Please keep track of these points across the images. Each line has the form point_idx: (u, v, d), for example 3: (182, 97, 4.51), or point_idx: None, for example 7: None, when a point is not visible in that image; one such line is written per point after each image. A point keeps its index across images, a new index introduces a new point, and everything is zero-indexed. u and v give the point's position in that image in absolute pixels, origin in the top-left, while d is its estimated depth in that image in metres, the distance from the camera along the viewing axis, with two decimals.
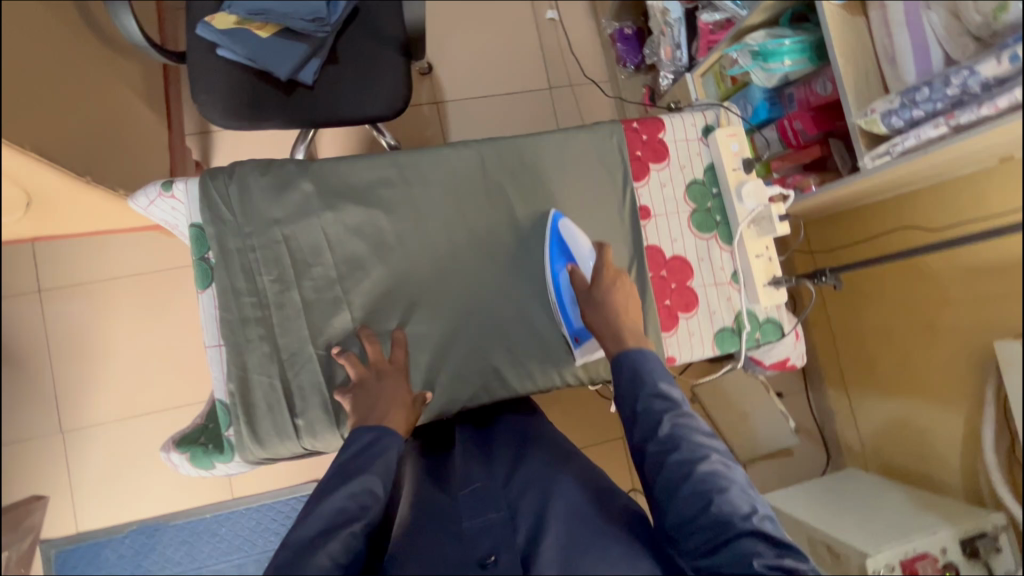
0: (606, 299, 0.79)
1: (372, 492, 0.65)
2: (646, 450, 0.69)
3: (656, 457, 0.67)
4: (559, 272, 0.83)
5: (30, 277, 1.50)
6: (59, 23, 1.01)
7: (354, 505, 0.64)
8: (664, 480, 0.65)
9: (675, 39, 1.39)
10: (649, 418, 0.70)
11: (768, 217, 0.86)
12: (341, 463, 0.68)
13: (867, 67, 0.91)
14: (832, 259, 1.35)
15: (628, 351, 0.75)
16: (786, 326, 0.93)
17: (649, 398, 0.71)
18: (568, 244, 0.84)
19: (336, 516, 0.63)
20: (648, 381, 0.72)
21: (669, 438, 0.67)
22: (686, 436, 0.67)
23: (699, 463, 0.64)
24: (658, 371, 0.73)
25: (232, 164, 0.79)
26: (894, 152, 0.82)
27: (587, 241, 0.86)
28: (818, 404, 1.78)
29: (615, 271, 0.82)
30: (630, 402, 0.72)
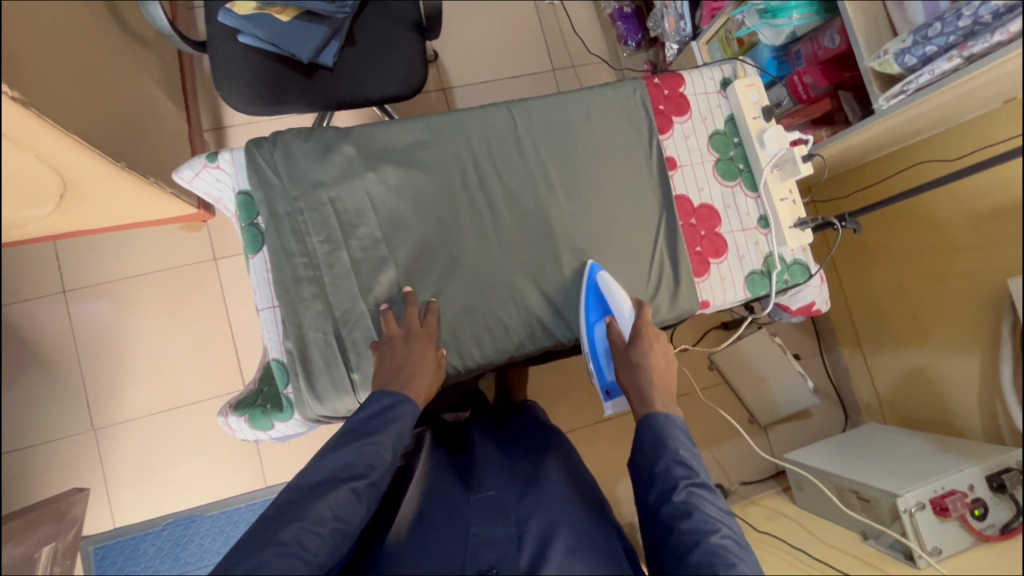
0: (639, 359, 0.79)
1: (378, 456, 0.65)
2: (659, 513, 0.65)
3: (668, 522, 0.63)
4: (596, 327, 0.86)
5: (55, 278, 1.51)
6: (87, 14, 1.03)
7: (361, 463, 0.64)
8: (673, 545, 0.61)
9: (678, 10, 1.43)
10: (666, 479, 0.66)
11: (791, 160, 0.90)
12: (356, 422, 0.68)
13: (876, 13, 0.95)
14: (847, 204, 1.37)
15: (654, 415, 0.73)
16: (811, 267, 0.97)
17: (669, 462, 0.68)
18: (606, 298, 0.85)
19: (341, 470, 0.63)
20: (669, 446, 0.69)
21: (684, 503, 0.63)
22: (700, 505, 0.63)
23: (710, 534, 0.60)
24: (681, 438, 0.70)
25: (274, 133, 0.82)
26: (908, 90, 0.86)
27: (627, 296, 0.86)
28: (833, 365, 1.81)
29: (653, 330, 0.82)
30: (649, 461, 0.69)
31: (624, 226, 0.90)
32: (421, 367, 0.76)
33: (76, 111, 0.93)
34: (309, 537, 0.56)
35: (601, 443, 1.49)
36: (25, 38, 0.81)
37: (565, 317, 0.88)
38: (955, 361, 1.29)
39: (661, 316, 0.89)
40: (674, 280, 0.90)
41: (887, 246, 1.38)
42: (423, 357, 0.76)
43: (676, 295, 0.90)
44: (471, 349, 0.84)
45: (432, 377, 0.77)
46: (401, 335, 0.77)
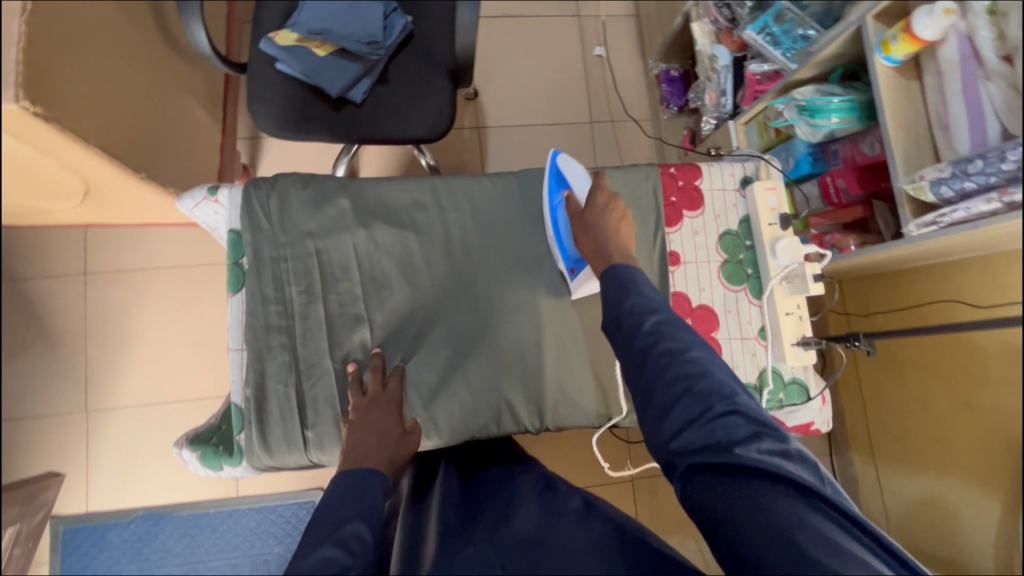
0: (598, 222, 0.79)
1: (360, 538, 0.58)
2: (629, 345, 0.65)
3: (641, 349, 0.64)
4: (557, 202, 0.83)
5: (79, 260, 1.57)
6: (137, 31, 1.08)
7: (344, 553, 0.55)
8: (649, 370, 0.63)
9: (720, 86, 1.38)
10: (632, 317, 0.66)
11: (801, 275, 0.84)
12: (323, 511, 0.60)
13: (919, 131, 0.89)
14: (867, 323, 1.28)
15: (615, 263, 0.72)
16: (812, 389, 0.90)
17: (632, 297, 0.68)
18: (564, 174, 0.84)
19: (325, 566, 0.52)
20: (635, 284, 0.69)
21: (654, 330, 0.65)
22: (670, 329, 0.65)
23: (682, 353, 0.63)
24: (644, 276, 0.70)
25: (275, 175, 0.82)
26: (941, 223, 0.80)
27: (582, 168, 0.87)
28: (841, 467, 1.64)
29: (608, 196, 0.82)
30: (617, 300, 0.69)
31: None
32: (381, 430, 0.74)
33: (104, 123, 0.96)
34: None
35: None
36: (62, 54, 0.85)
37: (535, 404, 0.84)
38: (974, 500, 1.16)
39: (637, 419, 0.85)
40: None
41: (915, 361, 1.28)
42: (377, 427, 0.74)
43: None
44: (437, 424, 0.81)
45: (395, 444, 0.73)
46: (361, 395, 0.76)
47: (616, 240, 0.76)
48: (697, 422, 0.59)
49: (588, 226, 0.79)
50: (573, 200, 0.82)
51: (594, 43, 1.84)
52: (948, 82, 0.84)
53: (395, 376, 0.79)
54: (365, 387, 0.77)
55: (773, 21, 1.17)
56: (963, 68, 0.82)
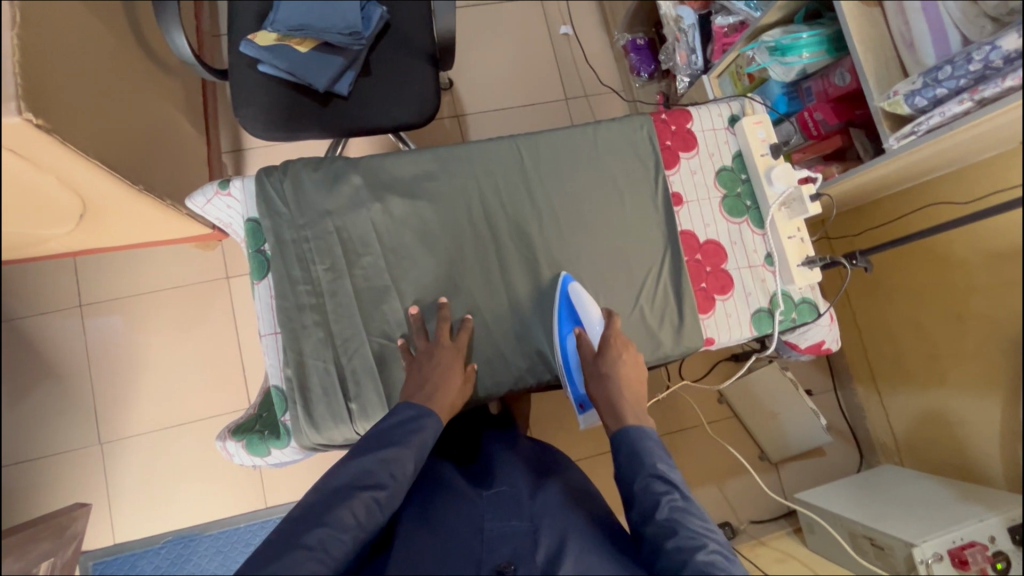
0: (611, 370, 0.80)
1: (401, 464, 0.66)
2: (644, 532, 0.66)
3: (653, 542, 0.64)
4: (567, 336, 0.84)
5: (73, 292, 1.54)
6: (119, 47, 1.08)
7: (383, 473, 0.65)
8: (661, 562, 0.62)
9: (689, 44, 1.43)
10: (647, 498, 0.67)
11: (799, 198, 0.89)
12: (377, 432, 0.69)
13: (885, 53, 0.95)
14: (847, 246, 1.37)
15: (628, 428, 0.74)
16: (820, 306, 0.95)
17: (647, 478, 0.69)
18: (577, 311, 0.85)
19: (363, 477, 0.64)
20: (647, 462, 0.70)
21: (667, 522, 0.64)
22: (684, 521, 0.64)
23: (696, 551, 0.60)
24: (657, 452, 0.71)
25: (284, 162, 0.83)
26: (919, 131, 0.85)
27: (597, 307, 0.86)
28: (847, 401, 1.70)
29: (622, 341, 0.82)
30: (628, 479, 0.70)
31: (627, 261, 0.90)
32: (445, 381, 0.77)
33: (99, 136, 0.95)
34: (332, 542, 0.58)
35: (610, 475, 1.42)
36: (52, 65, 0.84)
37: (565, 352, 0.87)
38: (972, 405, 1.20)
39: (665, 352, 0.88)
40: (678, 315, 0.89)
41: (903, 284, 1.30)
42: (438, 377, 0.77)
43: (680, 332, 0.89)
44: (476, 380, 0.84)
45: (452, 384, 0.77)
46: (425, 346, 0.80)
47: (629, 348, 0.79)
48: None
49: (599, 369, 0.81)
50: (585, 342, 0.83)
51: (559, 22, 1.88)
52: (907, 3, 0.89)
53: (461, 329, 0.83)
54: (426, 330, 0.81)
55: None
56: None
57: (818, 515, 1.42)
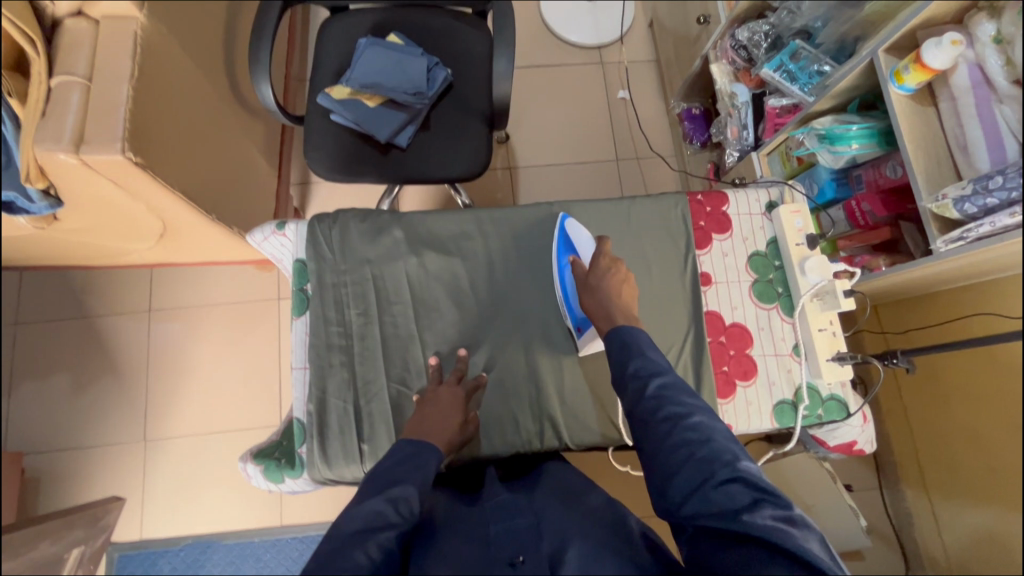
0: (600, 284, 0.84)
1: (409, 501, 0.66)
2: (634, 410, 0.70)
3: (644, 414, 0.68)
4: (564, 265, 0.89)
5: (144, 298, 1.69)
6: (217, 92, 1.22)
7: (393, 512, 0.64)
8: (652, 434, 0.67)
9: (741, 120, 1.44)
10: (637, 380, 0.71)
11: (832, 292, 0.86)
12: (381, 471, 0.69)
13: (938, 153, 0.93)
14: (904, 341, 1.27)
15: (618, 326, 0.78)
16: (852, 405, 0.90)
17: (638, 364, 0.73)
18: (571, 239, 0.90)
19: (374, 518, 0.63)
20: (636, 349, 0.74)
21: (656, 396, 0.69)
22: (673, 394, 0.69)
23: (686, 418, 0.66)
24: (645, 341, 0.74)
25: (336, 210, 0.91)
26: (968, 238, 0.83)
27: (588, 232, 0.92)
28: (893, 503, 1.56)
29: (611, 260, 0.86)
30: (621, 365, 0.73)
31: (649, 336, 0.90)
32: (444, 418, 0.79)
33: (187, 170, 1.08)
34: None
35: None
36: (158, 111, 0.97)
37: (576, 418, 0.88)
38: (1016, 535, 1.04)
39: None
40: (696, 398, 0.88)
41: (963, 389, 1.18)
42: (437, 414, 0.78)
43: None
44: (484, 435, 0.86)
45: (455, 428, 0.79)
46: (432, 391, 0.82)
47: (618, 301, 0.81)
48: (699, 490, 0.61)
49: (590, 285, 0.84)
50: (578, 263, 0.88)
51: (618, 87, 1.94)
52: (962, 106, 0.88)
53: (472, 381, 0.86)
54: (443, 380, 0.85)
55: (789, 60, 1.24)
56: (976, 92, 0.86)
57: None
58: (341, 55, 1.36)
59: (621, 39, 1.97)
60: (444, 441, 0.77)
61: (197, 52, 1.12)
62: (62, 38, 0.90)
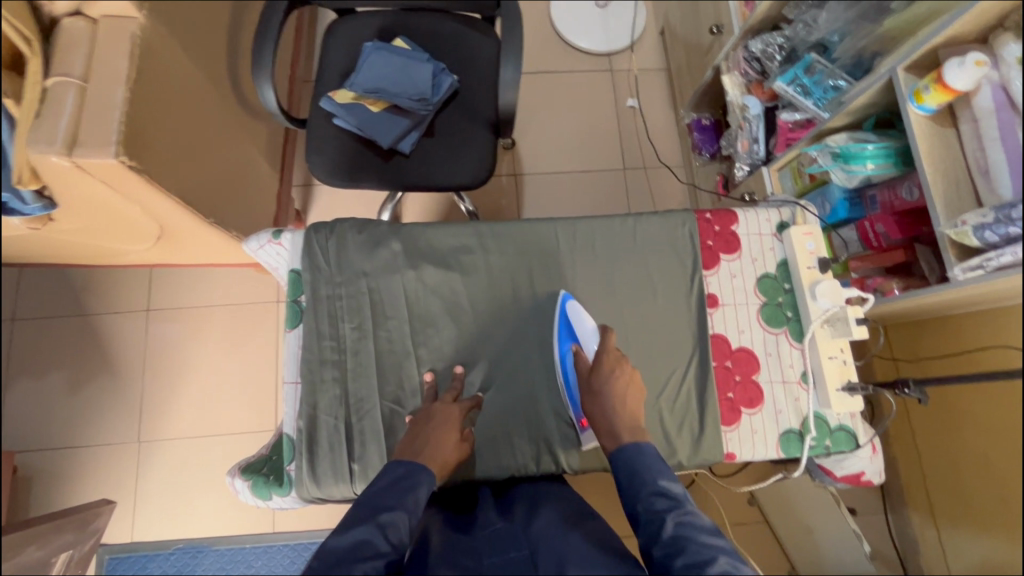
0: (602, 387, 0.78)
1: (398, 527, 0.62)
2: (652, 557, 0.61)
3: (661, 562, 0.60)
4: (566, 353, 0.84)
5: (143, 298, 1.67)
6: (219, 93, 1.20)
7: (381, 539, 0.60)
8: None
9: (753, 134, 1.41)
10: (651, 518, 0.64)
11: (843, 319, 0.84)
12: (370, 495, 0.65)
13: (957, 176, 0.90)
14: (917, 369, 1.23)
15: (626, 447, 0.72)
16: (861, 436, 0.87)
17: (651, 497, 0.66)
18: (573, 325, 0.85)
19: (361, 545, 0.59)
20: (647, 479, 0.67)
21: (674, 540, 0.61)
22: (692, 536, 0.60)
23: (709, 565, 0.57)
24: (656, 468, 0.68)
25: (333, 220, 0.89)
26: (988, 267, 0.79)
27: (592, 319, 0.87)
28: (898, 529, 1.52)
29: (615, 358, 0.81)
30: (631, 500, 0.67)
31: (651, 358, 0.88)
32: (440, 435, 0.76)
33: (185, 173, 1.06)
34: None
35: None
36: (156, 114, 0.95)
37: (573, 442, 0.85)
38: None
39: (679, 461, 0.84)
40: (699, 423, 0.85)
41: (976, 417, 1.14)
42: (432, 431, 0.76)
43: (698, 442, 0.85)
44: (479, 456, 0.83)
45: (452, 448, 0.76)
46: (427, 409, 0.80)
47: (623, 411, 0.76)
48: None
49: (591, 375, 0.80)
50: (580, 354, 0.83)
51: (627, 95, 1.91)
52: (985, 129, 0.85)
53: (468, 399, 0.83)
54: (438, 398, 0.82)
55: (803, 74, 1.20)
56: (1000, 116, 0.83)
57: None
58: (346, 58, 1.34)
59: (632, 46, 1.94)
60: (440, 461, 0.74)
61: (199, 54, 1.10)
62: (58, 37, 0.88)
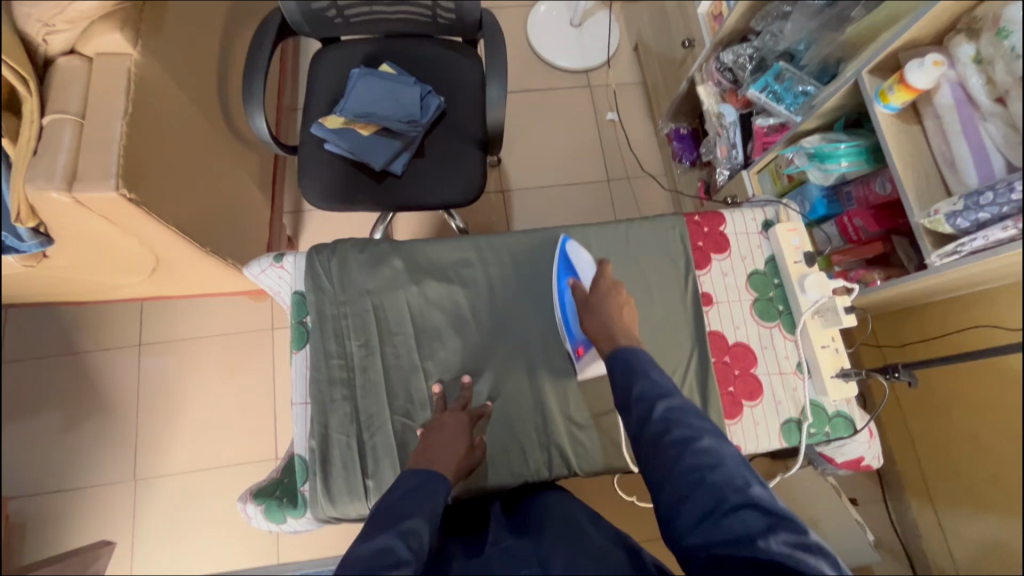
0: (602, 306, 0.85)
1: (418, 536, 0.62)
2: (642, 435, 0.68)
3: (652, 438, 0.66)
4: (564, 286, 0.89)
5: (135, 332, 1.65)
6: (211, 123, 1.22)
7: (405, 546, 0.59)
8: (660, 462, 0.64)
9: (730, 140, 1.47)
10: (643, 405, 0.70)
11: (832, 309, 0.87)
12: (387, 505, 0.65)
13: (926, 169, 0.95)
14: (901, 354, 1.28)
15: (620, 347, 0.78)
16: (858, 421, 0.90)
17: (644, 386, 0.71)
18: (571, 260, 0.90)
19: (385, 553, 0.58)
20: (641, 371, 0.73)
21: (664, 419, 0.67)
22: (681, 417, 0.67)
23: (696, 439, 0.64)
24: (649, 363, 0.74)
25: (334, 241, 0.90)
26: (962, 252, 0.84)
27: (589, 255, 0.93)
28: (899, 514, 1.54)
29: (611, 282, 0.88)
30: (626, 389, 0.73)
31: (652, 358, 0.90)
32: (452, 443, 0.77)
33: (181, 203, 1.06)
34: None
35: None
36: (153, 147, 0.96)
37: (582, 444, 0.87)
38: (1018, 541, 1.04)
39: None
40: (704, 420, 0.88)
41: (961, 399, 1.19)
42: (445, 439, 0.77)
43: None
44: (491, 465, 0.84)
45: (463, 453, 0.77)
46: (438, 418, 0.81)
47: (619, 323, 0.82)
48: (710, 515, 0.58)
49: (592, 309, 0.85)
50: (578, 286, 0.88)
51: (606, 109, 1.97)
52: (948, 124, 0.90)
53: (476, 410, 0.84)
54: (448, 408, 0.84)
55: (774, 81, 1.27)
56: (960, 111, 0.89)
57: None
58: (334, 85, 1.37)
59: (608, 62, 2.01)
60: (453, 468, 0.76)
61: (191, 87, 1.12)
62: (53, 77, 0.90)
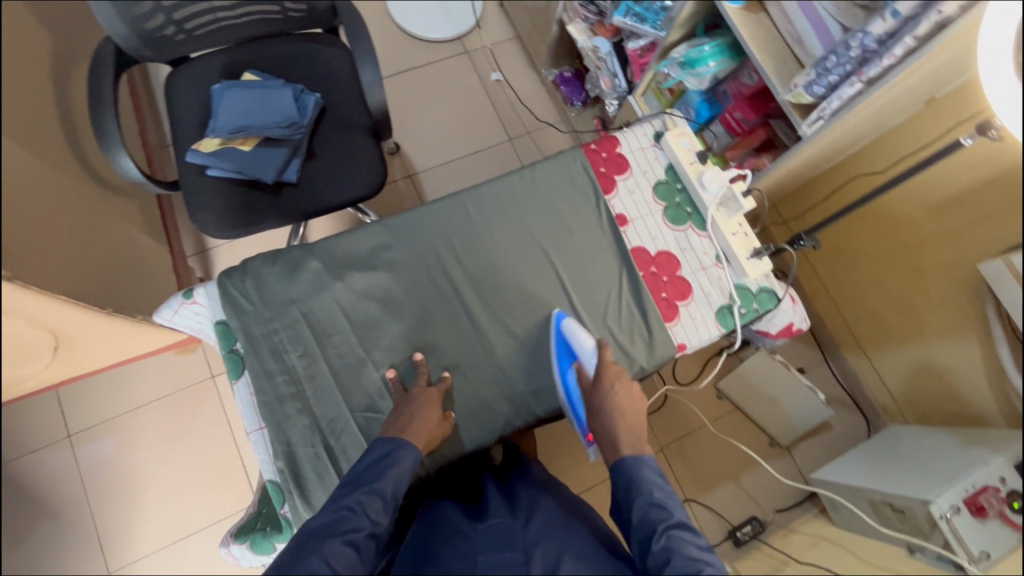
0: (604, 404, 0.81)
1: (378, 501, 0.68)
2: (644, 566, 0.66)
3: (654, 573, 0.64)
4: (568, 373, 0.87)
5: (60, 424, 1.52)
6: (70, 181, 1.11)
7: (360, 514, 0.66)
8: None
9: (611, 70, 1.51)
10: (644, 529, 0.68)
11: (733, 197, 0.96)
12: (353, 475, 0.71)
13: (779, 50, 1.02)
14: (803, 223, 1.38)
15: (625, 459, 0.76)
16: (779, 291, 0.98)
17: (645, 507, 0.70)
18: (570, 343, 0.87)
19: (339, 521, 0.64)
20: (643, 490, 0.72)
21: (664, 551, 0.64)
22: (680, 548, 0.64)
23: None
24: (654, 480, 0.73)
25: (242, 261, 0.87)
26: (825, 115, 0.94)
27: (589, 334, 0.88)
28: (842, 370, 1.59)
29: (615, 369, 0.83)
30: (628, 507, 0.72)
31: (586, 288, 0.94)
32: (424, 419, 0.78)
33: (59, 271, 0.97)
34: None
35: None
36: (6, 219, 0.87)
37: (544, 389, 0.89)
38: (945, 345, 1.22)
39: (641, 366, 0.91)
40: (647, 329, 0.93)
41: (863, 249, 1.36)
42: (413, 418, 0.77)
43: (651, 344, 0.92)
44: (465, 431, 0.86)
45: (436, 423, 0.79)
46: (403, 399, 0.81)
47: (626, 428, 0.78)
48: None
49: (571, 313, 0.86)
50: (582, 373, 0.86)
51: (489, 69, 1.96)
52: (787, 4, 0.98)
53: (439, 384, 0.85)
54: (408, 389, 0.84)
55: (634, 3, 1.30)
56: None
57: (838, 493, 1.33)
58: (198, 107, 1.28)
59: (478, 23, 1.99)
60: (426, 438, 0.77)
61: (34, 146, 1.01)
62: None
